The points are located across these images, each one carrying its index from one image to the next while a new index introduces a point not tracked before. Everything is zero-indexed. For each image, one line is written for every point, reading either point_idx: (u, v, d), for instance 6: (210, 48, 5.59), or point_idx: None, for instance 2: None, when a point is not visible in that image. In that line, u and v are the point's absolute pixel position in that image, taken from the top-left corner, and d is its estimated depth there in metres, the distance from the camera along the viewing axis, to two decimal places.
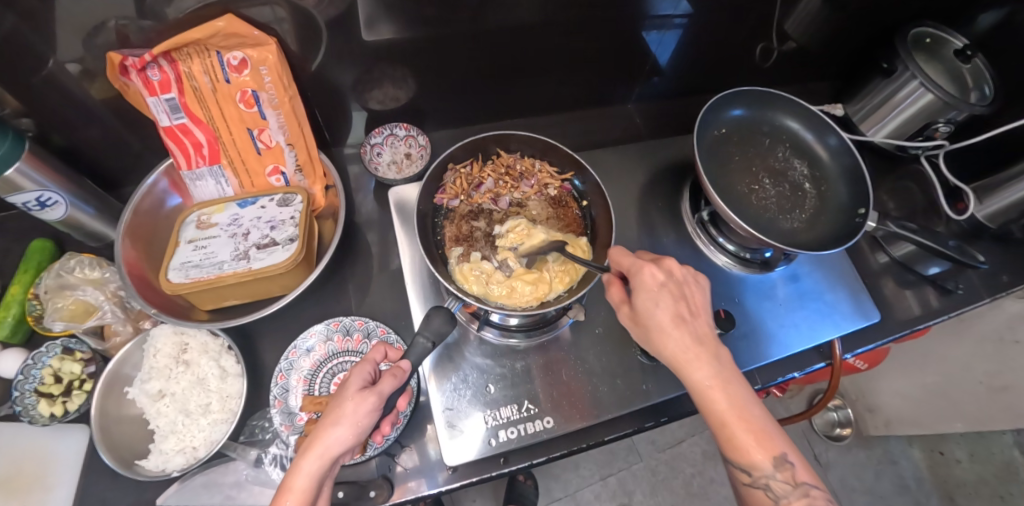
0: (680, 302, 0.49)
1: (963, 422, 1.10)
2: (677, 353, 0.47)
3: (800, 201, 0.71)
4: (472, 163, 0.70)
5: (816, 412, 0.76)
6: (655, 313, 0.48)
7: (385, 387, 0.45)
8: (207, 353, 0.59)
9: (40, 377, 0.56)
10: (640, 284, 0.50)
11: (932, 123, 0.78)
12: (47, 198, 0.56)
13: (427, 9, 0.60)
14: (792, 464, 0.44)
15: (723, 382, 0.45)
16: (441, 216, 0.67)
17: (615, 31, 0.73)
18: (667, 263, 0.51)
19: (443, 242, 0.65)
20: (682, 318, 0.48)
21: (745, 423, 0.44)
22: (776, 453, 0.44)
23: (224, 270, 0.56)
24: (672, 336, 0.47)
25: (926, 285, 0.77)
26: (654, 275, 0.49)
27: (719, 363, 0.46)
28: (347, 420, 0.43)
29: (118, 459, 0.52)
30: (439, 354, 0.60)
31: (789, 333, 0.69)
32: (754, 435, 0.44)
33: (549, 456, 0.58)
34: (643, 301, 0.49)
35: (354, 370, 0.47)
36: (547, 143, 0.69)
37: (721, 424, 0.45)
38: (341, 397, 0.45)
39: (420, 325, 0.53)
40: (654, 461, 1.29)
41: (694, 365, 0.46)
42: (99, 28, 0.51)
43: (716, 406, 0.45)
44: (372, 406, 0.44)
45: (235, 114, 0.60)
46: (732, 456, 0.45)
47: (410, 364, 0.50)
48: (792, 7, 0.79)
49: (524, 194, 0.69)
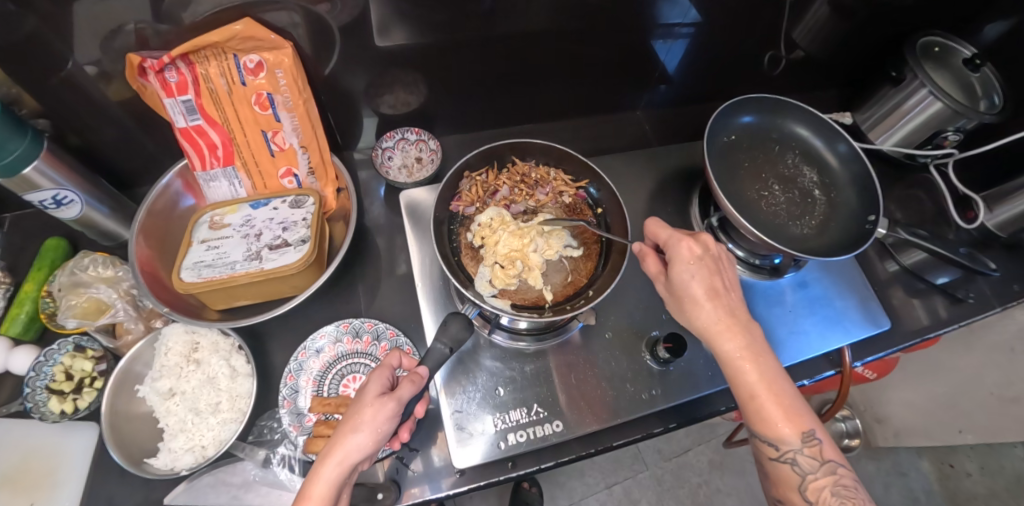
0: (715, 275, 0.50)
1: (973, 433, 1.11)
2: (710, 324, 0.48)
3: (811, 207, 0.71)
4: (488, 171, 0.70)
5: (825, 420, 0.76)
6: (689, 285, 0.49)
7: (404, 393, 0.45)
8: (218, 351, 0.60)
9: (51, 374, 0.57)
10: (676, 256, 0.50)
11: (942, 132, 0.78)
12: (63, 197, 0.57)
13: (439, 14, 0.60)
14: (818, 441, 0.45)
15: (754, 355, 0.46)
16: (457, 223, 0.67)
17: (625, 39, 0.74)
18: (703, 238, 0.52)
19: (458, 249, 0.66)
20: (716, 292, 0.49)
21: (775, 396, 0.46)
22: (804, 430, 0.45)
23: (237, 270, 0.56)
24: (705, 308, 0.48)
25: (936, 294, 0.76)
26: (691, 249, 0.50)
27: (750, 337, 0.47)
28: (368, 426, 0.43)
29: (127, 457, 0.52)
30: (452, 364, 0.59)
31: (798, 341, 0.68)
32: (782, 409, 0.45)
33: (558, 460, 0.57)
34: (679, 271, 0.49)
35: (373, 375, 0.47)
36: (562, 151, 0.69)
37: (749, 397, 0.46)
38: (359, 404, 0.45)
39: (437, 331, 0.53)
40: (659, 470, 1.27)
41: (726, 337, 0.47)
42: (118, 32, 0.52)
43: (746, 376, 0.46)
44: (391, 412, 0.44)
45: (249, 116, 0.61)
46: (759, 429, 0.46)
47: (427, 371, 0.50)
48: (800, 16, 0.80)
49: (539, 202, 0.69)
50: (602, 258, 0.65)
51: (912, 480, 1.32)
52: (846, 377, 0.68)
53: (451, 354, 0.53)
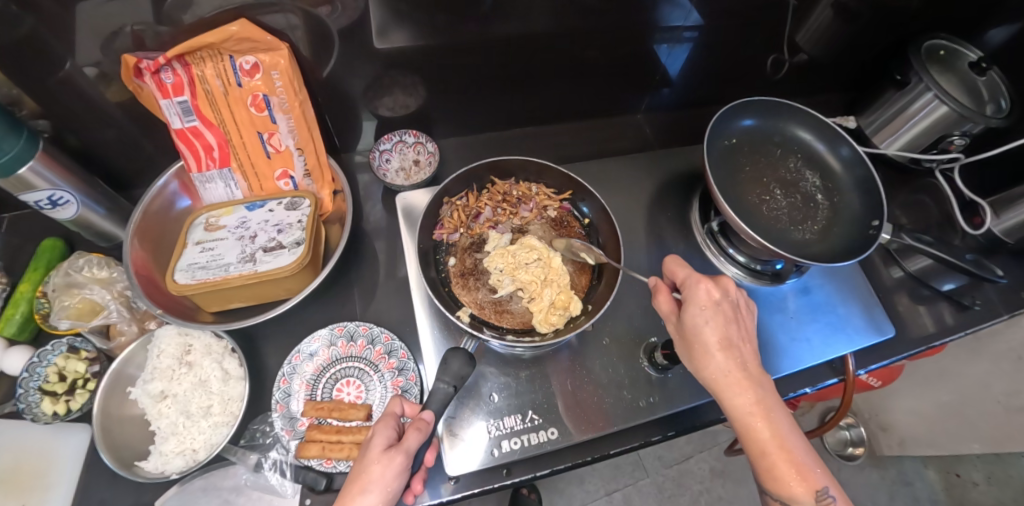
0: (730, 322, 0.49)
1: (980, 443, 1.05)
2: (719, 377, 0.47)
3: (812, 212, 0.70)
4: (468, 195, 0.69)
5: (827, 430, 0.73)
6: (705, 332, 0.48)
7: (411, 443, 0.45)
8: (210, 354, 0.59)
9: (44, 375, 0.57)
10: (692, 298, 0.49)
11: (948, 136, 0.77)
12: (58, 197, 0.57)
13: (439, 17, 0.60)
14: (833, 499, 0.42)
15: (766, 410, 0.45)
16: (443, 251, 0.67)
17: (624, 42, 0.74)
18: (724, 281, 0.51)
19: (448, 278, 0.65)
20: (730, 342, 0.47)
21: (786, 453, 0.43)
22: (817, 488, 0.42)
23: (230, 272, 0.56)
24: (716, 358, 0.47)
25: (942, 301, 0.75)
26: (710, 292, 0.49)
27: (764, 389, 0.46)
28: (377, 486, 0.42)
29: (118, 459, 0.52)
30: (458, 400, 0.57)
31: (800, 348, 0.67)
32: (794, 467, 0.43)
33: (554, 468, 0.56)
34: (694, 316, 0.48)
35: (378, 427, 0.46)
36: (542, 165, 0.69)
37: (760, 452, 0.44)
38: (365, 461, 0.44)
39: (438, 369, 0.53)
40: (661, 478, 1.26)
41: (734, 391, 0.46)
42: (117, 34, 0.52)
43: (757, 432, 0.44)
44: (401, 466, 0.43)
45: (245, 118, 0.60)
46: (768, 485, 0.44)
47: (432, 415, 0.49)
48: (804, 19, 0.79)
49: (524, 219, 0.69)
50: (595, 272, 0.66)
51: (918, 490, 1.30)
52: (849, 385, 0.66)
53: (455, 391, 0.53)
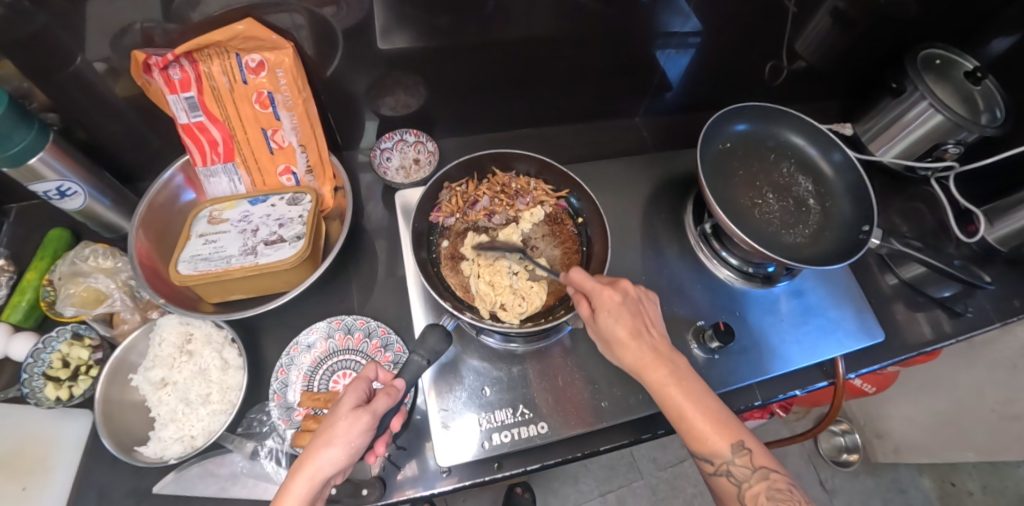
0: (636, 317, 0.51)
1: (974, 451, 1.06)
2: (636, 362, 0.49)
3: (804, 216, 0.71)
4: (468, 182, 0.71)
5: (818, 433, 0.74)
6: (613, 329, 0.50)
7: (379, 406, 0.46)
8: (211, 344, 0.61)
9: (49, 362, 0.58)
10: (600, 304, 0.52)
11: (942, 144, 0.78)
12: (67, 189, 0.59)
13: (439, 19, 0.62)
14: (750, 450, 0.46)
15: (680, 379, 0.47)
16: (436, 233, 0.68)
17: (622, 46, 0.75)
18: (622, 285, 0.54)
19: (437, 260, 0.67)
20: (638, 331, 0.50)
21: (705, 416, 0.46)
22: (734, 439, 0.46)
23: (232, 264, 0.57)
24: (630, 348, 0.49)
25: (936, 308, 0.76)
26: (612, 296, 0.52)
27: (676, 366, 0.49)
28: (341, 440, 0.43)
29: (119, 444, 0.53)
30: (438, 368, 0.60)
31: (791, 350, 0.68)
32: (712, 424, 0.46)
33: (544, 462, 0.58)
34: (604, 318, 0.51)
35: (349, 387, 0.47)
36: (543, 161, 0.70)
37: (680, 418, 0.47)
38: (334, 416, 0.45)
39: (414, 343, 0.53)
40: (654, 480, 1.26)
41: (650, 370, 0.48)
42: (127, 31, 0.53)
43: (675, 403, 0.47)
44: (366, 425, 0.44)
45: (250, 114, 0.62)
46: (694, 447, 0.47)
47: (404, 383, 0.50)
48: (802, 26, 0.80)
49: (519, 211, 0.70)
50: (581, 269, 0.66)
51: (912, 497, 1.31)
52: (838, 389, 0.67)
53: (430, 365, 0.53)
